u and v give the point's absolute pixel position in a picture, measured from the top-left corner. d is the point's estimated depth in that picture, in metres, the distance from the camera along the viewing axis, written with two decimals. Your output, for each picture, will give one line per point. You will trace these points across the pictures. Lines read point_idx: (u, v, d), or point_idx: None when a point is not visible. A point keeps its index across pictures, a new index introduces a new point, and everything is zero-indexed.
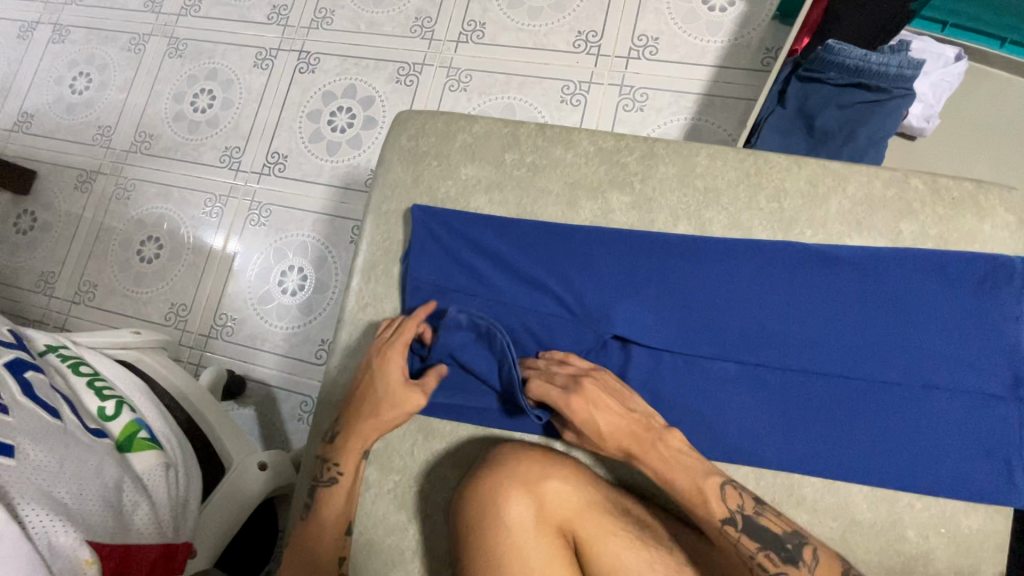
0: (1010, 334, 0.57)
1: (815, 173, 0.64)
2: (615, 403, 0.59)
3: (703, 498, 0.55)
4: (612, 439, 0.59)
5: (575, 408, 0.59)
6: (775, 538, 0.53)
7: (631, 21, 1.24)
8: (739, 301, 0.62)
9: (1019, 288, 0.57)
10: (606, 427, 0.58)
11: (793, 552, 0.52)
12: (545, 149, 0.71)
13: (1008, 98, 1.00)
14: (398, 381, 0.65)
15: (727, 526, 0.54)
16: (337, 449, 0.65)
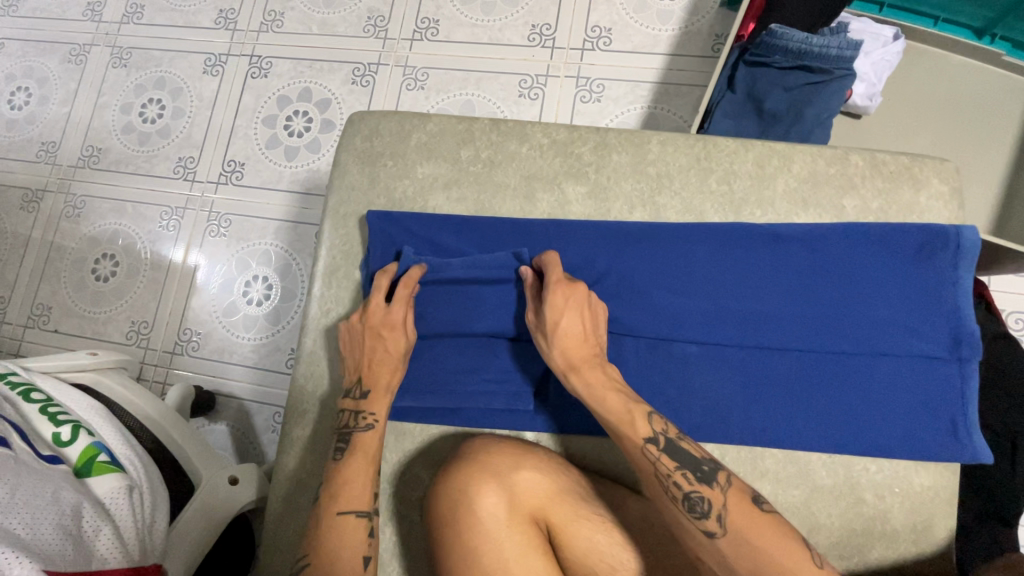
0: (948, 298, 0.60)
1: (761, 154, 0.66)
2: (592, 318, 0.62)
3: (631, 419, 0.56)
4: (567, 340, 0.60)
5: (557, 294, 0.61)
6: (694, 460, 0.53)
7: (583, 12, 1.25)
8: (695, 283, 0.64)
9: (954, 253, 0.60)
10: (571, 334, 0.60)
11: (708, 473, 0.52)
12: (500, 144, 0.72)
13: (941, 75, 1.05)
14: (402, 344, 0.66)
15: (649, 444, 0.54)
16: (370, 396, 0.65)
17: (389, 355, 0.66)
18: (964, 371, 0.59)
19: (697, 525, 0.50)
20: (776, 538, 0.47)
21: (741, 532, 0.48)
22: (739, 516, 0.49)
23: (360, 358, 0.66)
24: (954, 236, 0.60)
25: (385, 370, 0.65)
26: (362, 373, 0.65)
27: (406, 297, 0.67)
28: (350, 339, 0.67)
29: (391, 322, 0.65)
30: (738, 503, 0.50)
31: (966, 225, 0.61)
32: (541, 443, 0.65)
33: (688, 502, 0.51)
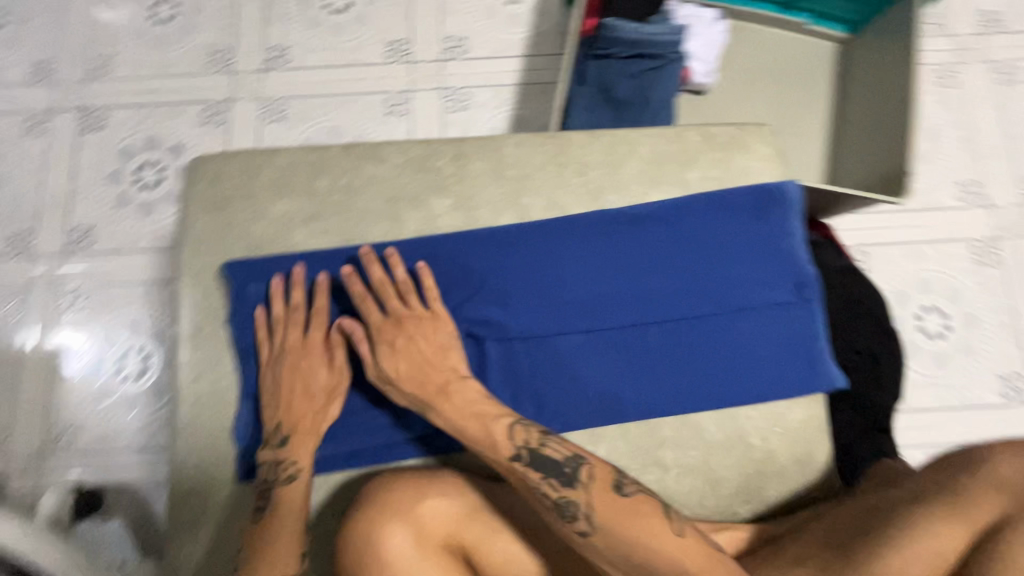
0: (786, 248, 0.67)
1: (608, 142, 0.69)
2: (427, 335, 0.63)
3: (491, 439, 0.56)
4: (409, 377, 0.61)
5: (383, 337, 0.62)
6: (555, 465, 0.53)
7: (435, 24, 1.25)
8: (569, 275, 0.66)
9: (783, 208, 0.67)
10: (409, 370, 0.61)
11: (570, 475, 0.52)
12: (356, 169, 0.70)
13: (763, 48, 1.18)
14: (325, 378, 0.64)
15: (514, 462, 0.54)
16: (292, 441, 0.62)
17: (307, 393, 0.63)
18: (811, 311, 0.66)
19: (570, 527, 0.50)
20: (645, 522, 0.49)
21: (608, 525, 0.49)
22: (604, 511, 0.50)
23: (278, 400, 0.63)
24: (780, 194, 0.67)
25: (305, 406, 0.63)
26: (281, 418, 0.62)
27: (323, 326, 0.66)
28: (263, 385, 0.64)
29: (306, 352, 0.64)
30: (602, 496, 0.51)
31: (790, 181, 0.68)
32: (451, 463, 0.64)
33: (558, 507, 0.51)
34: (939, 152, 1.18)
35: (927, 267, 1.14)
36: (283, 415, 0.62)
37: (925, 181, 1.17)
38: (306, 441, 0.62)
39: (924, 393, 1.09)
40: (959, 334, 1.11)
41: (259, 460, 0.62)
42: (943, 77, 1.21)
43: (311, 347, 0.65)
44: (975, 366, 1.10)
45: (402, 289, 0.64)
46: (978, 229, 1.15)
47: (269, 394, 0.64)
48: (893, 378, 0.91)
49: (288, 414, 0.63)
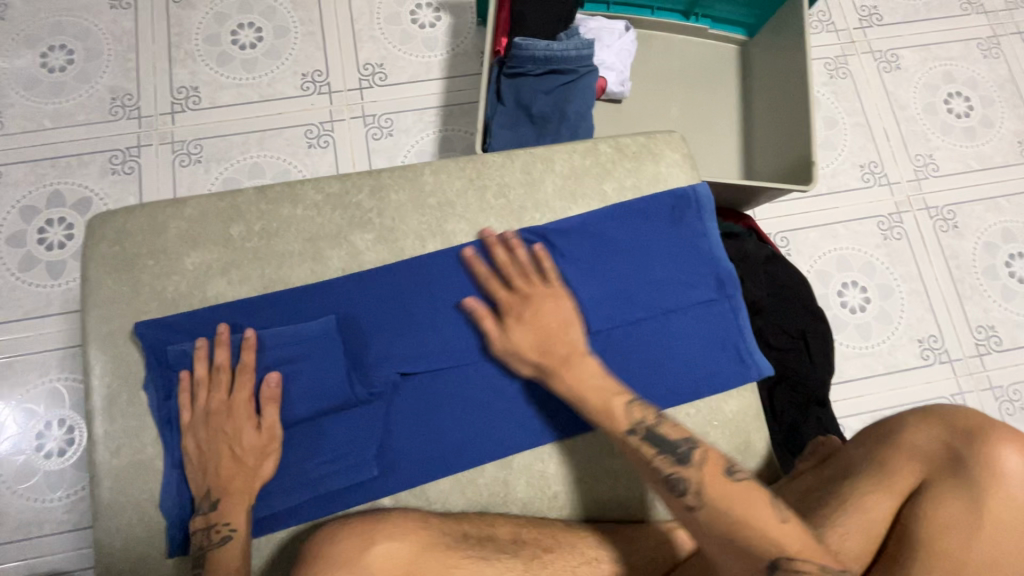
0: (705, 248, 0.70)
1: (525, 161, 0.70)
2: (551, 309, 0.64)
3: (608, 408, 0.60)
4: (529, 347, 0.63)
5: (509, 308, 0.64)
6: (671, 445, 0.58)
7: (351, 53, 1.24)
8: (501, 296, 0.66)
9: (698, 210, 0.70)
10: (530, 341, 0.63)
11: (684, 454, 0.57)
12: (271, 212, 0.67)
13: (671, 54, 1.24)
14: (254, 436, 0.61)
15: (631, 435, 0.59)
16: (223, 504, 0.59)
17: (237, 453, 0.60)
18: (734, 306, 0.69)
19: (676, 500, 0.55)
20: (755, 504, 0.53)
21: (716, 502, 0.54)
22: (715, 489, 0.54)
23: (207, 463, 0.61)
24: (693, 196, 0.70)
25: (235, 467, 0.60)
26: (211, 483, 0.60)
27: (249, 384, 0.62)
28: (191, 451, 0.61)
29: (231, 411, 0.61)
30: (713, 476, 0.55)
31: (702, 184, 0.71)
32: (402, 502, 0.63)
33: (669, 482, 0.56)
34: (839, 138, 1.27)
35: (842, 246, 1.21)
36: (214, 477, 0.60)
37: (830, 166, 1.26)
38: (240, 502, 0.59)
39: (853, 364, 1.17)
40: (877, 305, 1.19)
41: (192, 525, 0.59)
42: (834, 69, 1.31)
43: (238, 405, 0.62)
44: (895, 333, 1.18)
45: (521, 267, 0.65)
46: (881, 206, 1.24)
47: (199, 457, 0.61)
48: (828, 352, 0.99)
49: (219, 476, 0.60)
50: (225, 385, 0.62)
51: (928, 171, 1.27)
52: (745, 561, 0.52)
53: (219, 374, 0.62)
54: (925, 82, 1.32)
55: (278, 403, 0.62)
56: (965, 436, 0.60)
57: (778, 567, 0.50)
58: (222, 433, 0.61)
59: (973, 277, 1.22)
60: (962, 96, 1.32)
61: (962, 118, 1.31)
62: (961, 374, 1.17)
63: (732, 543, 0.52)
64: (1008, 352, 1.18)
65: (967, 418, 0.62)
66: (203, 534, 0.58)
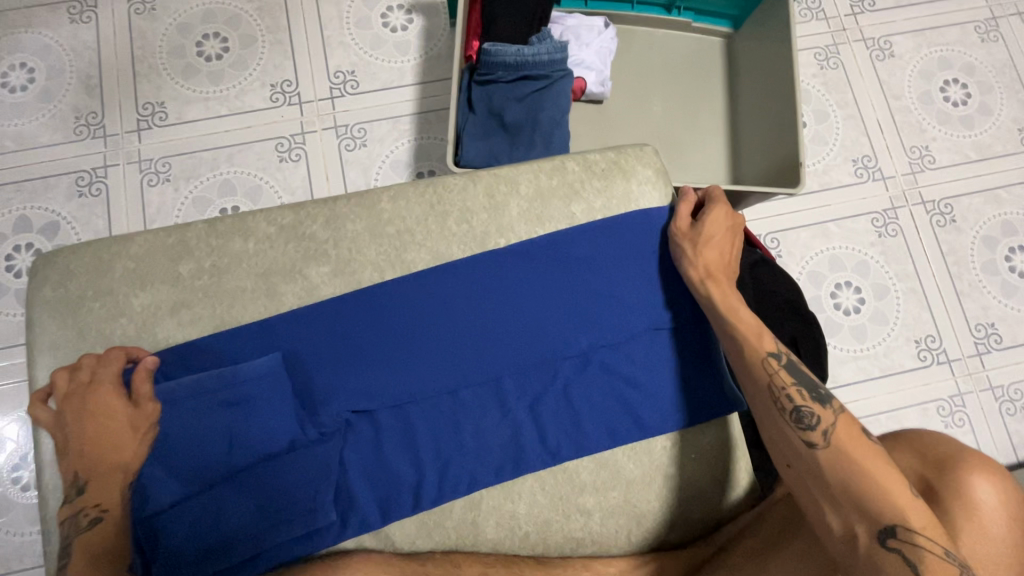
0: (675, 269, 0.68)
1: (488, 184, 0.67)
2: (730, 239, 0.69)
3: (758, 334, 0.63)
4: (714, 250, 0.66)
5: (717, 211, 0.68)
6: (810, 384, 0.61)
7: (321, 61, 1.20)
8: (462, 326, 0.64)
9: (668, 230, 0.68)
10: (717, 246, 0.66)
11: (822, 395, 0.60)
12: (221, 247, 0.64)
13: (653, 50, 1.19)
14: (126, 412, 0.58)
15: (770, 360, 0.62)
16: (90, 487, 0.57)
17: (105, 431, 0.58)
18: (705, 329, 0.68)
19: (803, 435, 0.58)
20: (877, 460, 0.56)
21: (841, 446, 0.57)
22: (843, 435, 0.57)
23: (72, 445, 0.58)
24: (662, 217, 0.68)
25: (103, 447, 0.57)
26: (77, 465, 0.57)
27: (117, 358, 0.60)
28: (56, 432, 0.58)
29: (95, 391, 0.58)
30: (843, 424, 0.58)
31: (672, 203, 0.69)
32: (366, 548, 0.61)
33: (798, 415, 0.59)
34: (831, 133, 1.22)
35: (835, 246, 1.17)
36: (79, 457, 0.57)
37: (821, 162, 1.21)
38: (113, 479, 0.57)
39: (847, 368, 1.13)
40: (871, 306, 1.15)
41: (61, 511, 0.57)
42: (825, 59, 1.25)
43: (102, 381, 0.59)
44: (891, 334, 1.14)
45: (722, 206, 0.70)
46: (875, 202, 1.20)
47: (64, 438, 0.58)
48: (816, 365, 0.97)
49: (84, 453, 0.57)
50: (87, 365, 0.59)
51: (924, 163, 1.22)
52: (857, 514, 0.54)
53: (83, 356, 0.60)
54: (920, 69, 1.27)
55: (151, 376, 0.60)
56: (936, 467, 0.63)
57: (894, 533, 0.52)
58: (82, 410, 0.58)
59: (972, 273, 1.18)
60: (959, 83, 1.26)
61: (959, 106, 1.25)
62: (959, 375, 1.13)
63: (843, 493, 0.55)
64: (1008, 349, 1.15)
65: (942, 448, 0.64)
66: (72, 514, 0.56)
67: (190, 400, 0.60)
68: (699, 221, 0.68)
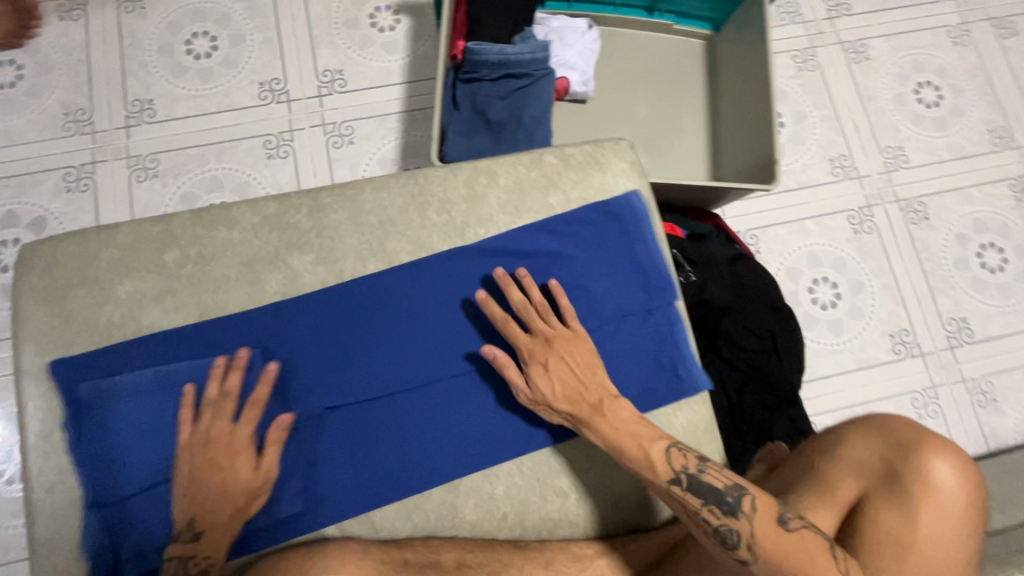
0: (644, 259, 0.70)
1: (468, 176, 0.69)
2: (577, 353, 0.64)
3: (648, 462, 0.60)
4: (567, 397, 0.63)
5: (535, 356, 0.64)
6: (716, 495, 0.59)
7: (310, 60, 1.21)
8: (437, 315, 0.66)
9: (636, 221, 0.71)
10: (566, 386, 0.63)
11: (733, 505, 0.58)
12: (207, 237, 0.66)
13: (635, 51, 1.22)
14: (251, 473, 0.60)
15: (674, 484, 0.60)
16: (204, 536, 0.58)
17: (231, 486, 0.59)
18: (671, 318, 0.70)
19: (733, 555, 0.57)
20: (808, 555, 0.56)
21: (769, 557, 0.56)
22: (766, 545, 0.56)
23: (196, 490, 0.59)
24: (630, 209, 0.71)
25: (222, 507, 0.58)
26: (194, 515, 0.58)
27: (255, 419, 0.61)
28: (181, 477, 0.59)
29: (235, 447, 0.60)
30: (762, 526, 0.57)
31: (641, 196, 0.72)
32: (348, 529, 0.62)
33: (719, 534, 0.58)
34: (808, 133, 1.26)
35: (812, 242, 1.20)
36: (201, 504, 0.58)
37: (799, 161, 1.24)
38: (224, 532, 0.58)
39: (824, 361, 1.16)
40: (848, 301, 1.18)
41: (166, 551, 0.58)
42: (802, 61, 1.29)
43: (237, 436, 0.60)
44: (866, 328, 1.17)
45: (541, 310, 0.65)
46: (851, 200, 1.23)
47: (189, 479, 0.59)
48: (792, 355, 1.00)
49: (208, 501, 0.58)
50: (221, 413, 0.61)
51: (899, 163, 1.26)
52: None
53: (218, 399, 0.61)
54: (894, 72, 1.30)
55: (281, 444, 0.61)
56: (899, 451, 0.64)
57: None
58: (218, 460, 0.59)
59: (945, 269, 1.21)
60: (932, 86, 1.30)
61: (932, 108, 1.29)
62: (933, 367, 1.16)
63: None
64: (980, 343, 1.18)
65: (903, 431, 0.66)
66: (175, 558, 0.57)
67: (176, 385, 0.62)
68: (527, 372, 0.64)
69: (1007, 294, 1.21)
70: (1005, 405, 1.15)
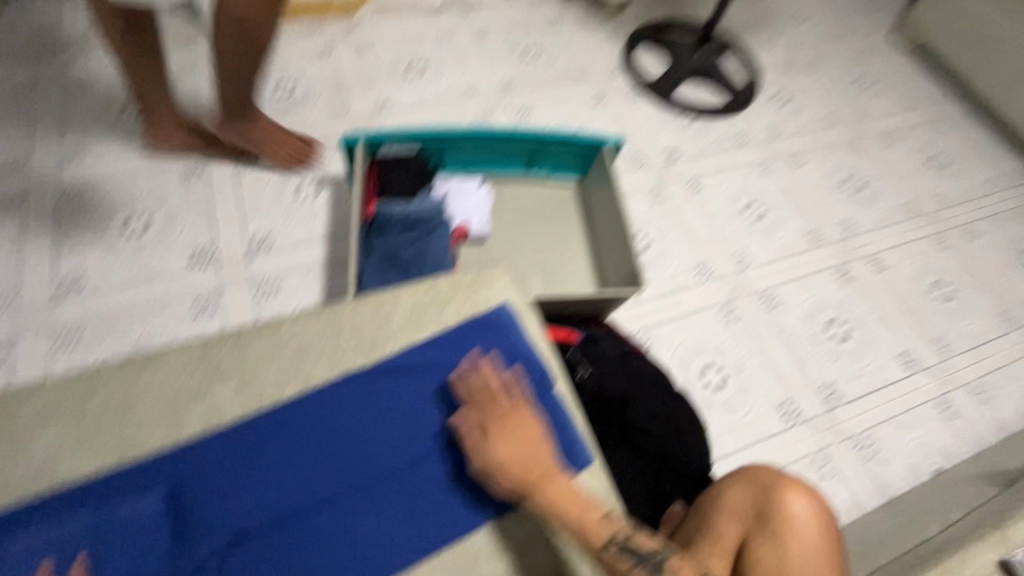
0: (525, 354, 0.81)
1: (374, 303, 0.82)
2: (531, 428, 0.73)
3: (585, 524, 0.69)
4: (517, 460, 0.71)
5: (493, 424, 0.72)
6: (643, 556, 0.68)
7: (239, 228, 1.38)
8: (346, 428, 0.73)
9: (514, 323, 0.83)
10: (516, 452, 0.71)
11: (655, 564, 0.68)
12: (131, 380, 0.72)
13: (521, 198, 1.49)
14: None
15: (608, 547, 0.68)
16: None
17: None
18: (554, 403, 0.80)
19: None
20: None
21: None
22: None
23: None
24: (507, 313, 0.84)
25: None
26: None
27: None
28: None
29: None
30: None
31: (513, 303, 0.86)
32: None
33: None
34: (671, 248, 1.53)
35: (693, 334, 1.40)
36: None
37: (668, 270, 1.49)
38: None
39: (727, 438, 1.28)
40: (734, 381, 1.35)
41: None
42: (654, 195, 1.62)
43: None
44: (755, 404, 1.33)
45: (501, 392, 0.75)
46: (716, 296, 1.47)
47: None
48: (696, 430, 1.11)
49: None
50: None
51: (746, 264, 1.54)
52: None
53: None
54: (725, 197, 1.66)
55: None
56: (763, 492, 0.77)
57: None
58: None
59: (804, 344, 1.43)
60: (756, 205, 1.66)
61: (760, 220, 1.63)
62: (818, 431, 1.31)
63: None
64: (850, 404, 1.36)
65: (766, 478, 0.79)
66: None
67: (86, 529, 0.63)
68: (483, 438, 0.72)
69: (858, 359, 1.43)
70: (886, 456, 1.30)
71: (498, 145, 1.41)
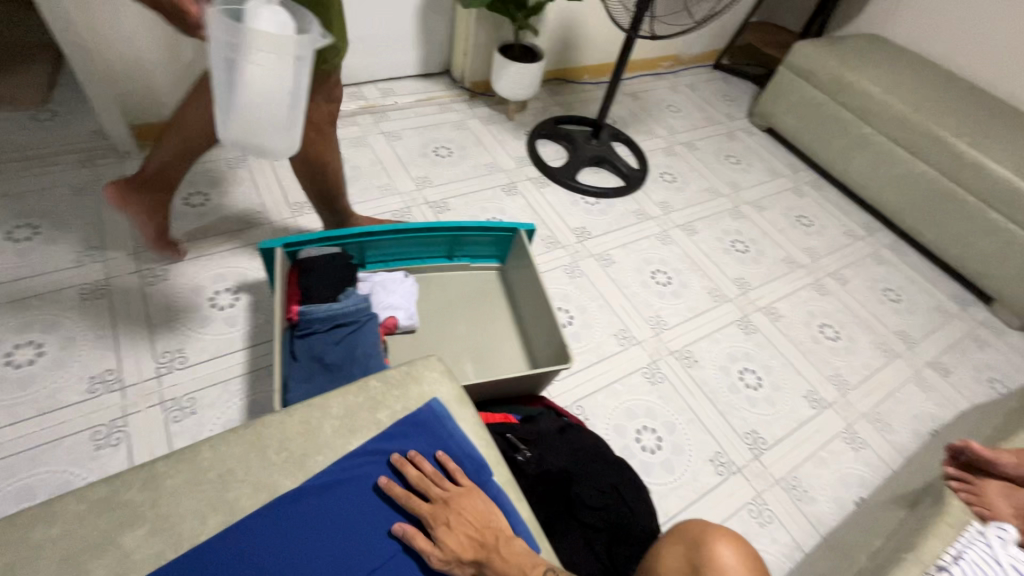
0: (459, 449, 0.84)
1: (303, 413, 0.80)
2: (469, 506, 0.77)
3: None
4: (467, 544, 0.74)
5: (437, 516, 0.75)
6: None
7: (148, 346, 1.29)
8: (279, 556, 0.68)
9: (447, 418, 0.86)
10: (463, 536, 0.74)
11: None
12: (16, 541, 0.63)
13: (446, 287, 1.54)
14: None
15: None
16: None
17: None
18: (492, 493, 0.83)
19: None
20: None
21: None
22: None
23: None
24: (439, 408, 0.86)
25: None
26: None
27: None
28: None
29: None
30: None
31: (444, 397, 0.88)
32: None
33: None
34: (593, 319, 1.63)
35: (624, 400, 1.46)
36: None
37: (593, 340, 1.57)
38: None
39: (670, 499, 1.31)
40: (668, 440, 1.41)
41: None
42: (571, 272, 1.73)
43: None
44: (690, 460, 1.38)
45: (436, 478, 0.78)
46: (639, 360, 1.56)
47: None
48: (640, 496, 1.13)
49: None
50: None
51: (662, 326, 1.66)
52: None
53: None
54: (635, 267, 1.81)
55: None
56: (694, 547, 0.78)
57: None
58: None
59: (724, 395, 1.54)
60: (662, 272, 1.82)
61: (667, 285, 1.79)
62: (751, 478, 1.38)
63: None
64: (773, 447, 1.45)
65: (698, 532, 0.80)
66: None
67: None
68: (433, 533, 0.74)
69: (773, 403, 1.55)
70: (813, 493, 1.39)
71: (420, 238, 1.47)
